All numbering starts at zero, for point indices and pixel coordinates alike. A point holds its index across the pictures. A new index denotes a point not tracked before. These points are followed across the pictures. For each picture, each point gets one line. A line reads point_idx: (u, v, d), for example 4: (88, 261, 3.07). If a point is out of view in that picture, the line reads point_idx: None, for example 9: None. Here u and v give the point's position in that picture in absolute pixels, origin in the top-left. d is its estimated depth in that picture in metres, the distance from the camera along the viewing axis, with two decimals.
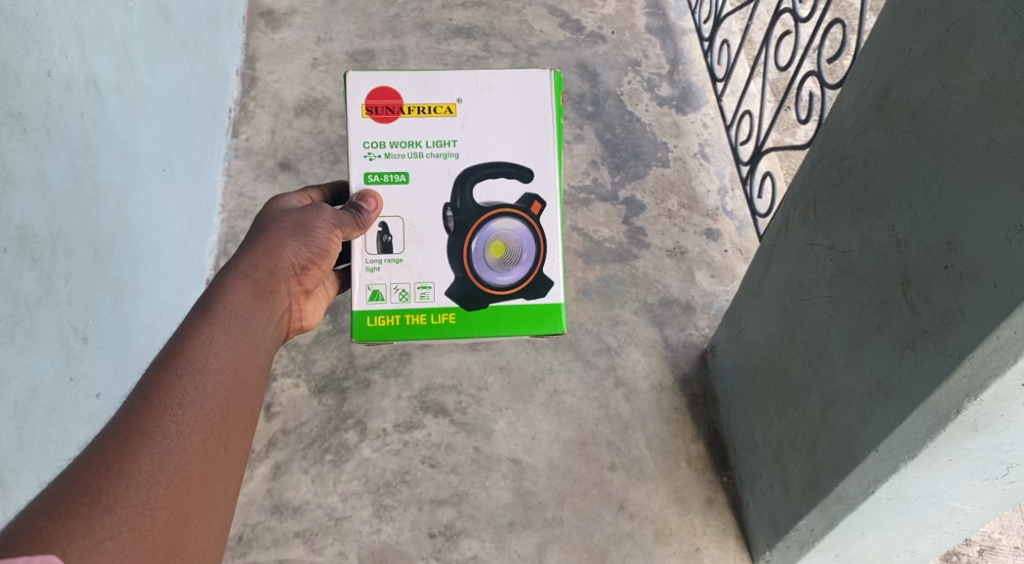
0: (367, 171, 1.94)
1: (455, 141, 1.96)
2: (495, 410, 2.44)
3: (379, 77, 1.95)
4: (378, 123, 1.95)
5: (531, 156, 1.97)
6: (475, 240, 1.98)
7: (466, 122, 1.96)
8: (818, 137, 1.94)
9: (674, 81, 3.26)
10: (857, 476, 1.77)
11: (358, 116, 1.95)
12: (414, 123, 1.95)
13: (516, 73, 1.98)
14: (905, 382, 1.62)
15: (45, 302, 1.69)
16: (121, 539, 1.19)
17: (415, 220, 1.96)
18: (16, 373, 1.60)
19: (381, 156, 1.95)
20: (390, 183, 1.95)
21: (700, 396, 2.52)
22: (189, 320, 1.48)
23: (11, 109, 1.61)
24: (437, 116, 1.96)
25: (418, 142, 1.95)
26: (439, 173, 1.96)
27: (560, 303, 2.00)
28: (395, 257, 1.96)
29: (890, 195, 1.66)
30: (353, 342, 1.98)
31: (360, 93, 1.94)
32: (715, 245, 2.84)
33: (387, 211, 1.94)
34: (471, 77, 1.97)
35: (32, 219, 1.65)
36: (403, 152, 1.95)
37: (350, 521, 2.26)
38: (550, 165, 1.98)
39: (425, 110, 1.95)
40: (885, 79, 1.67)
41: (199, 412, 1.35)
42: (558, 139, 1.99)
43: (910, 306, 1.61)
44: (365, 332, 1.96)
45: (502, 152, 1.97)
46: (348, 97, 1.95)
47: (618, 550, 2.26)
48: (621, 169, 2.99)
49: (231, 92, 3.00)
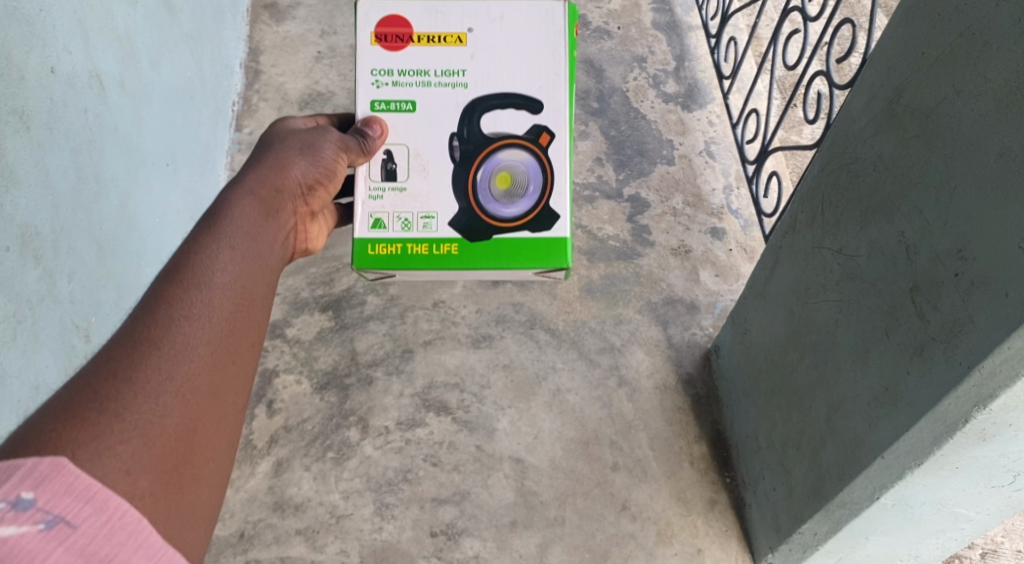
0: (373, 99, 1.91)
1: (464, 71, 1.92)
2: (497, 409, 2.43)
3: (391, 5, 1.93)
4: (387, 51, 1.93)
5: (540, 88, 1.92)
6: (481, 171, 1.92)
7: (475, 52, 1.93)
8: (827, 139, 1.93)
9: (680, 78, 3.24)
10: (862, 482, 1.76)
11: (368, 43, 1.92)
12: (424, 53, 1.92)
13: (529, 4, 1.95)
14: (911, 389, 1.61)
15: (47, 301, 1.67)
16: (132, 443, 1.19)
17: (420, 148, 1.91)
18: (18, 373, 1.59)
19: (389, 85, 1.92)
20: (396, 112, 1.92)
21: (703, 396, 2.51)
22: (196, 233, 1.46)
23: (14, 106, 1.59)
24: (447, 45, 1.93)
25: (427, 71, 1.92)
26: (447, 102, 1.92)
27: (566, 237, 1.93)
28: (399, 185, 1.91)
29: (899, 199, 1.65)
30: (353, 271, 1.92)
31: (369, 20, 1.92)
32: (720, 243, 2.82)
33: (393, 138, 1.91)
34: (482, 7, 1.94)
35: (34, 217, 1.64)
36: (411, 80, 1.92)
37: (351, 519, 2.24)
38: (561, 97, 1.93)
39: (435, 39, 1.93)
40: (897, 83, 1.66)
41: (208, 319, 1.34)
42: (570, 73, 1.94)
43: (918, 313, 1.60)
44: (365, 260, 1.91)
45: (512, 83, 1.92)
46: (359, 24, 1.94)
47: (620, 550, 2.24)
48: (626, 166, 2.97)
49: (235, 86, 2.99)
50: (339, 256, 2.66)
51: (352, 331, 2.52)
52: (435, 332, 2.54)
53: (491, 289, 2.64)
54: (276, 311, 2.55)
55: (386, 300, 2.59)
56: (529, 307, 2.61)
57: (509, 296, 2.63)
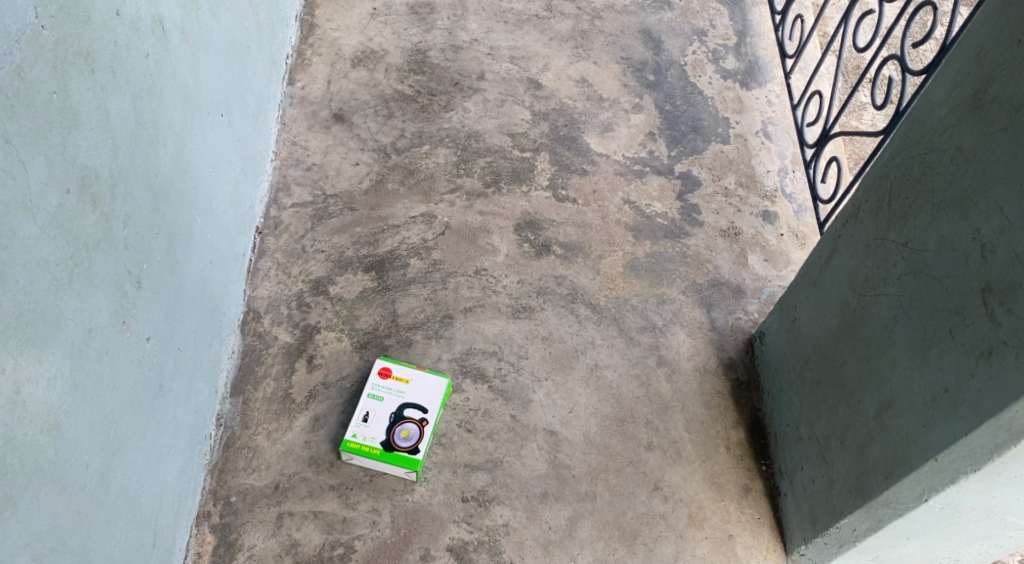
0: (355, 426, 2.22)
1: (405, 385, 2.30)
2: (534, 380, 2.41)
3: (380, 370, 2.32)
4: (363, 403, 2.26)
5: (429, 390, 2.30)
6: (389, 443, 2.20)
7: (401, 389, 2.29)
8: (900, 127, 1.88)
9: (741, 54, 3.17)
10: (910, 482, 1.74)
11: (365, 390, 2.29)
12: (379, 393, 2.28)
13: (419, 378, 2.32)
14: (975, 393, 1.58)
15: (103, 245, 1.67)
16: None
17: (400, 381, 2.31)
18: (73, 315, 1.58)
19: (360, 425, 2.23)
20: (361, 424, 2.23)
21: (744, 381, 2.48)
22: None
23: (80, 47, 1.58)
24: (384, 402, 2.26)
25: (381, 395, 2.28)
26: (396, 398, 2.27)
27: (419, 457, 2.18)
28: (371, 439, 2.21)
29: (978, 195, 1.62)
30: (342, 455, 2.21)
31: (370, 381, 2.30)
32: (771, 227, 2.77)
33: (372, 395, 2.27)
34: (405, 385, 2.30)
35: (94, 160, 1.63)
36: (380, 390, 2.29)
37: (384, 479, 2.22)
38: (436, 396, 2.29)
39: (381, 416, 2.24)
40: (987, 72, 1.62)
41: None
42: (441, 402, 2.29)
43: (990, 314, 1.57)
44: (351, 444, 2.20)
45: (417, 392, 2.29)
46: (363, 396, 2.28)
47: (650, 530, 2.22)
48: (679, 143, 2.92)
49: (290, 39, 2.98)
50: (385, 217, 2.65)
51: (395, 293, 2.52)
52: (475, 299, 2.53)
53: (534, 260, 2.61)
54: (320, 268, 2.54)
55: (429, 264, 2.58)
56: (571, 281, 2.59)
57: (552, 268, 2.61)
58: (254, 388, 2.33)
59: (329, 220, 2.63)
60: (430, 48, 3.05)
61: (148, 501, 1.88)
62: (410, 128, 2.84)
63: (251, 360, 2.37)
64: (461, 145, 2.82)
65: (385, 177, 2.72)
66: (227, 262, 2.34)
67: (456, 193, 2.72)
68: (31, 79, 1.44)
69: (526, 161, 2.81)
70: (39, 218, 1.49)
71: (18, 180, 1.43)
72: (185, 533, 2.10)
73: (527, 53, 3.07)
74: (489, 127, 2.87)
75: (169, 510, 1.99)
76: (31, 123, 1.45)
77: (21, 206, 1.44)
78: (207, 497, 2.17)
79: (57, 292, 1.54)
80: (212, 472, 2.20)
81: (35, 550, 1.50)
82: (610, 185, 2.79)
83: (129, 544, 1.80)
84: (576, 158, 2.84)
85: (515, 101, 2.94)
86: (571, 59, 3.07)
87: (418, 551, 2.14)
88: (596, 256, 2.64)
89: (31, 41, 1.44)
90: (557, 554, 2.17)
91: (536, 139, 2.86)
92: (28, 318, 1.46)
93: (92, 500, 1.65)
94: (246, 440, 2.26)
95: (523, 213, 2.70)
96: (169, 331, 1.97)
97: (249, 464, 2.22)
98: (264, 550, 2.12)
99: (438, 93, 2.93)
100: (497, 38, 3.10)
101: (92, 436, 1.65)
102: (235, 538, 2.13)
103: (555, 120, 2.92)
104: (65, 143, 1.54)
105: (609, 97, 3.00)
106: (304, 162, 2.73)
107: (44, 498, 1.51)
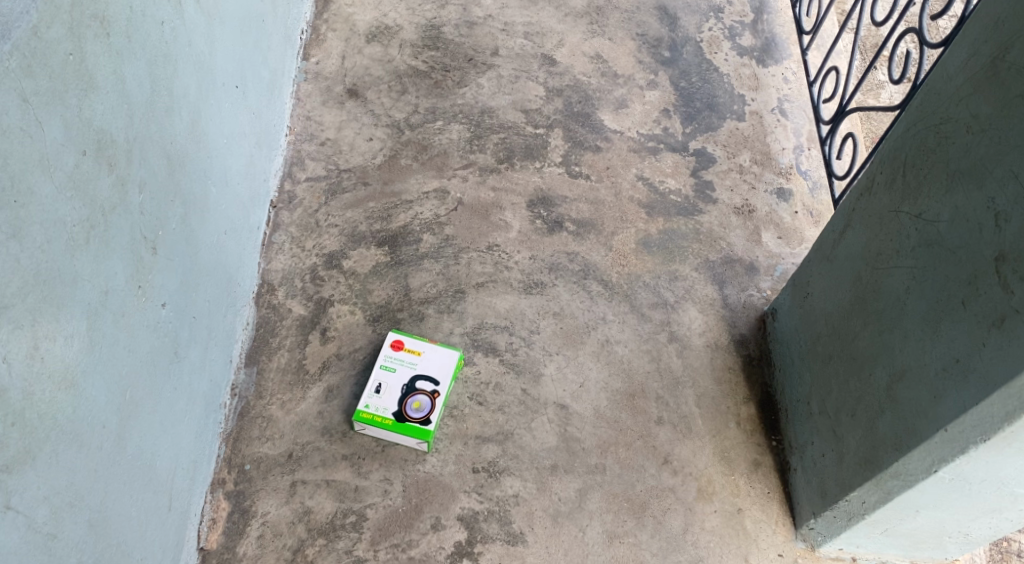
0: (368, 397, 2.24)
1: (418, 358, 2.31)
2: (545, 354, 2.42)
3: (395, 341, 2.33)
4: (376, 374, 2.27)
5: (441, 363, 2.31)
6: (401, 414, 2.22)
7: (412, 360, 2.31)
8: (915, 99, 1.87)
9: (758, 31, 3.15)
10: (921, 453, 1.74)
11: (379, 361, 2.30)
12: (391, 364, 2.29)
13: (433, 350, 2.33)
14: (985, 362, 1.58)
15: (118, 209, 1.68)
16: None
17: (412, 353, 2.32)
18: (89, 277, 1.60)
19: (372, 397, 2.24)
20: (374, 395, 2.24)
21: (756, 357, 2.48)
22: None
23: (96, 11, 1.59)
24: (396, 372, 2.28)
25: (394, 366, 2.29)
26: (408, 370, 2.29)
27: (430, 429, 2.19)
28: (383, 410, 2.22)
29: (993, 163, 1.61)
30: (357, 425, 2.23)
31: (384, 351, 2.32)
32: (785, 205, 2.76)
33: (385, 368, 2.28)
34: (417, 357, 2.31)
35: (110, 124, 1.64)
36: (392, 362, 2.30)
37: (396, 449, 2.24)
38: (448, 368, 2.30)
39: (393, 387, 2.25)
40: (1005, 38, 1.61)
41: None
42: (453, 374, 2.30)
43: (1002, 283, 1.56)
44: (363, 415, 2.21)
45: (430, 364, 2.30)
46: (377, 366, 2.29)
47: (658, 503, 2.23)
48: (694, 119, 2.91)
49: (304, 14, 2.98)
50: (398, 192, 2.65)
51: (407, 267, 2.53)
52: (487, 275, 2.53)
53: (547, 236, 2.62)
54: (334, 242, 2.55)
55: (441, 239, 2.58)
56: (583, 257, 2.59)
57: (564, 245, 2.61)
58: (268, 358, 2.35)
59: (343, 195, 2.64)
60: (444, 23, 3.04)
61: (164, 465, 1.90)
62: (423, 104, 2.84)
63: (266, 331, 2.39)
64: (474, 121, 2.82)
65: (398, 153, 2.73)
66: (241, 234, 2.36)
67: (469, 168, 2.72)
68: (47, 39, 1.45)
69: (539, 137, 2.80)
70: (55, 179, 1.50)
71: (34, 139, 1.44)
72: (200, 499, 2.12)
73: (542, 29, 3.06)
74: (503, 103, 2.87)
75: (184, 475, 2.02)
76: (48, 84, 1.46)
77: (38, 164, 1.46)
78: (222, 465, 2.20)
79: (74, 252, 1.56)
80: (226, 441, 2.23)
81: (54, 504, 1.52)
82: (624, 161, 2.79)
83: (145, 505, 1.83)
84: (589, 134, 2.83)
85: (529, 77, 2.94)
86: (586, 36, 3.07)
87: (429, 520, 2.16)
88: (608, 232, 2.64)
89: (47, 1, 1.45)
90: (567, 525, 2.18)
91: (550, 116, 2.86)
92: (45, 276, 1.48)
93: (109, 460, 1.68)
94: (260, 410, 2.28)
95: (536, 189, 2.70)
96: (185, 300, 1.99)
97: (263, 433, 2.25)
98: (277, 517, 2.14)
99: (452, 69, 2.93)
100: (512, 14, 3.10)
101: (109, 398, 1.67)
102: (250, 504, 2.15)
103: (569, 97, 2.91)
104: (80, 105, 1.55)
105: (623, 74, 2.99)
106: (319, 137, 2.74)
107: (63, 454, 1.54)
